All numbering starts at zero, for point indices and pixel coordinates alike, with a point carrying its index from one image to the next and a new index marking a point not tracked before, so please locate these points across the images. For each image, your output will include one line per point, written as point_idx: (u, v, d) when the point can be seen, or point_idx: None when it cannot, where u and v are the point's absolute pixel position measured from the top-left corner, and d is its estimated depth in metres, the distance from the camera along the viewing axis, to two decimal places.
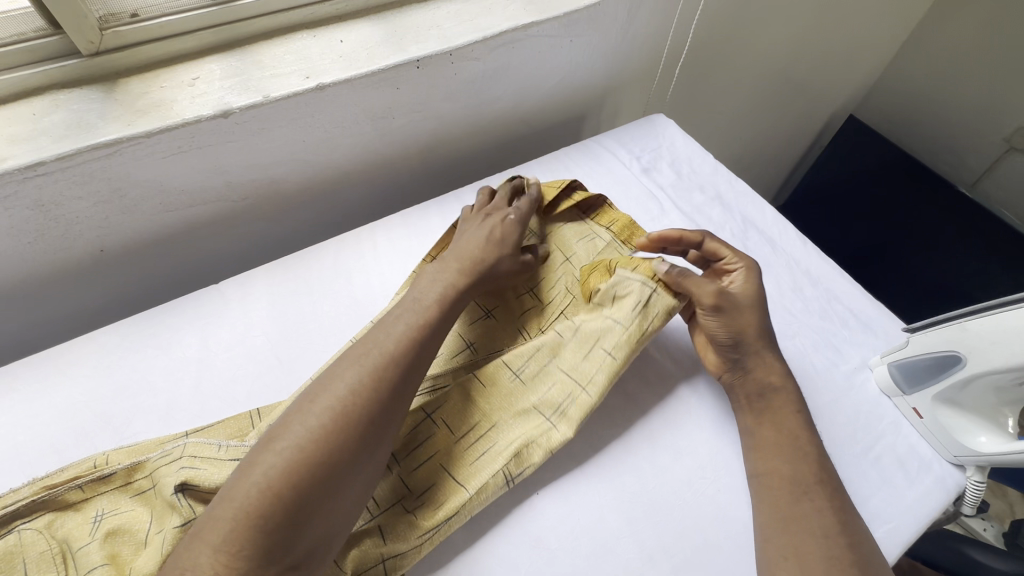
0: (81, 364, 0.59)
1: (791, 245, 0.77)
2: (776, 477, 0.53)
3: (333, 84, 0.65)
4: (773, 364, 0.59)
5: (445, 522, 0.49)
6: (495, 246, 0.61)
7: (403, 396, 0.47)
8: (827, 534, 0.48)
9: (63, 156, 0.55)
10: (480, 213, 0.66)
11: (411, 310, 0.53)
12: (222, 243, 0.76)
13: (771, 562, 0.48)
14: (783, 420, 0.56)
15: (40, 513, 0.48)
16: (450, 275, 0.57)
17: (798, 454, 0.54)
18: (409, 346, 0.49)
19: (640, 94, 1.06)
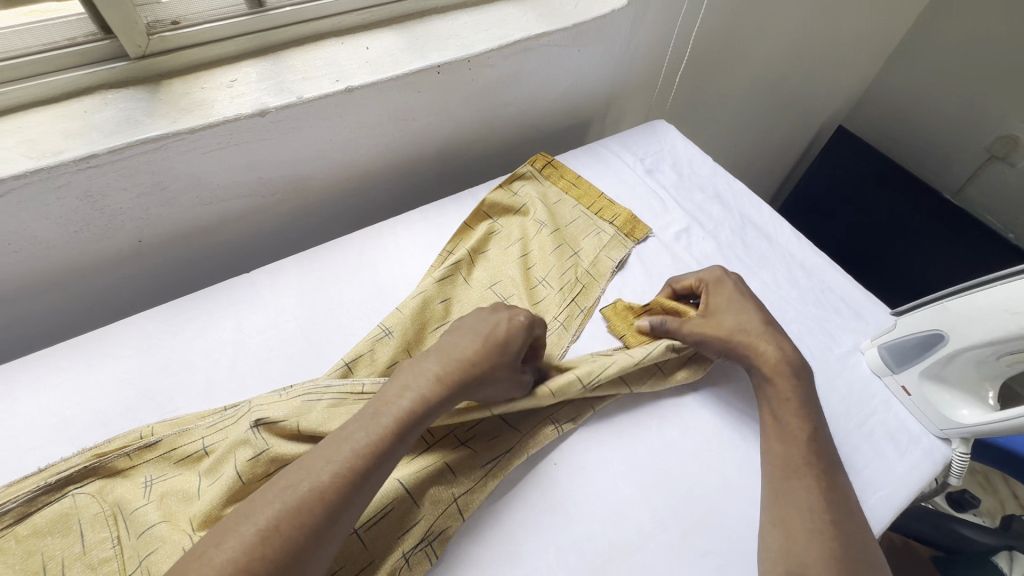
0: (123, 346, 0.63)
1: (786, 240, 0.82)
2: (769, 460, 0.56)
3: (361, 86, 0.70)
4: (782, 352, 0.61)
5: (505, 456, 0.57)
6: (495, 353, 0.54)
7: (324, 546, 0.41)
8: (811, 512, 0.51)
9: (113, 149, 0.59)
10: (486, 308, 0.59)
11: (362, 427, 0.46)
12: (249, 236, 0.80)
13: (760, 529, 0.52)
14: (787, 410, 0.58)
15: (91, 479, 0.51)
16: (423, 381, 0.50)
17: (795, 441, 0.56)
18: (345, 482, 0.43)
19: (642, 101, 1.12)
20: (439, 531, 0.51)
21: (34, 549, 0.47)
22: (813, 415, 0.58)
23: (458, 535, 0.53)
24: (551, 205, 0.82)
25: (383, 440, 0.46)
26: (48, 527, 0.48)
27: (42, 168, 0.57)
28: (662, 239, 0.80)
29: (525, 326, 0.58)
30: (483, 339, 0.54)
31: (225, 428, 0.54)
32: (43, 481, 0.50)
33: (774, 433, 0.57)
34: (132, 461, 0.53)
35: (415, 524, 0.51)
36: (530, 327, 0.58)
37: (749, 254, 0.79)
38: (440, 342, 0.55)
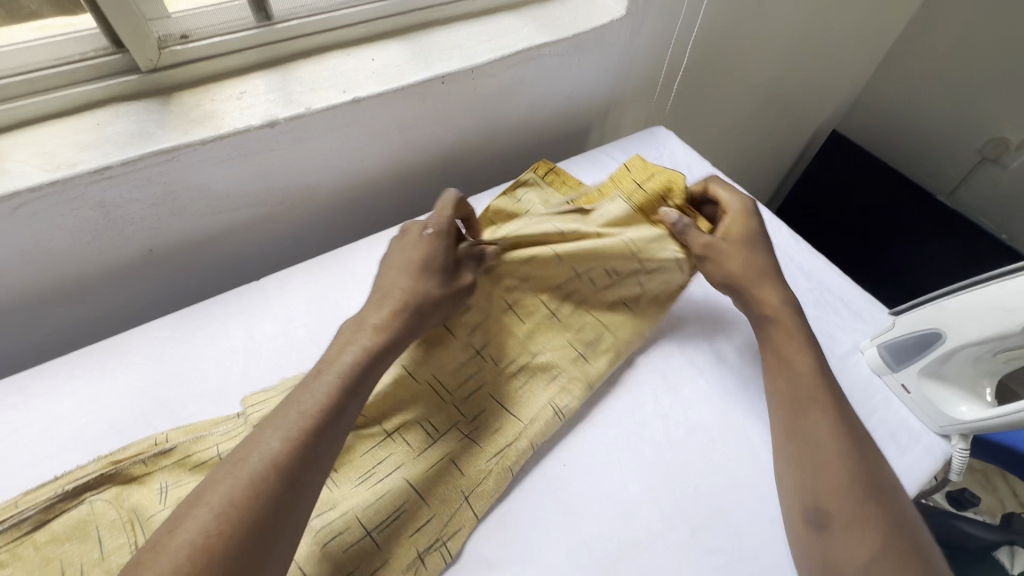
0: (135, 354, 0.63)
1: (785, 243, 0.83)
2: (777, 399, 0.59)
3: (368, 97, 0.72)
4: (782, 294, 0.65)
5: (510, 444, 0.58)
6: (419, 275, 0.58)
7: (291, 510, 0.41)
8: (829, 441, 0.54)
9: (127, 161, 0.61)
10: (399, 239, 0.63)
11: (307, 391, 0.47)
12: (257, 245, 0.81)
13: (785, 468, 0.55)
14: (790, 345, 0.62)
15: (107, 486, 0.52)
16: (364, 329, 0.53)
17: (805, 372, 0.59)
18: (299, 442, 0.43)
19: (640, 109, 1.14)
20: (451, 534, 0.53)
21: (53, 555, 0.47)
22: (824, 375, 0.59)
23: (471, 536, 0.54)
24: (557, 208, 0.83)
25: (330, 398, 0.47)
26: (66, 533, 0.48)
27: (57, 180, 0.58)
28: None
29: (436, 234, 0.61)
30: (408, 265, 0.59)
31: (239, 434, 0.55)
32: (61, 488, 0.50)
33: (783, 397, 0.59)
34: (148, 467, 0.54)
35: (425, 523, 0.52)
36: (440, 233, 0.61)
37: None
38: (379, 276, 0.60)
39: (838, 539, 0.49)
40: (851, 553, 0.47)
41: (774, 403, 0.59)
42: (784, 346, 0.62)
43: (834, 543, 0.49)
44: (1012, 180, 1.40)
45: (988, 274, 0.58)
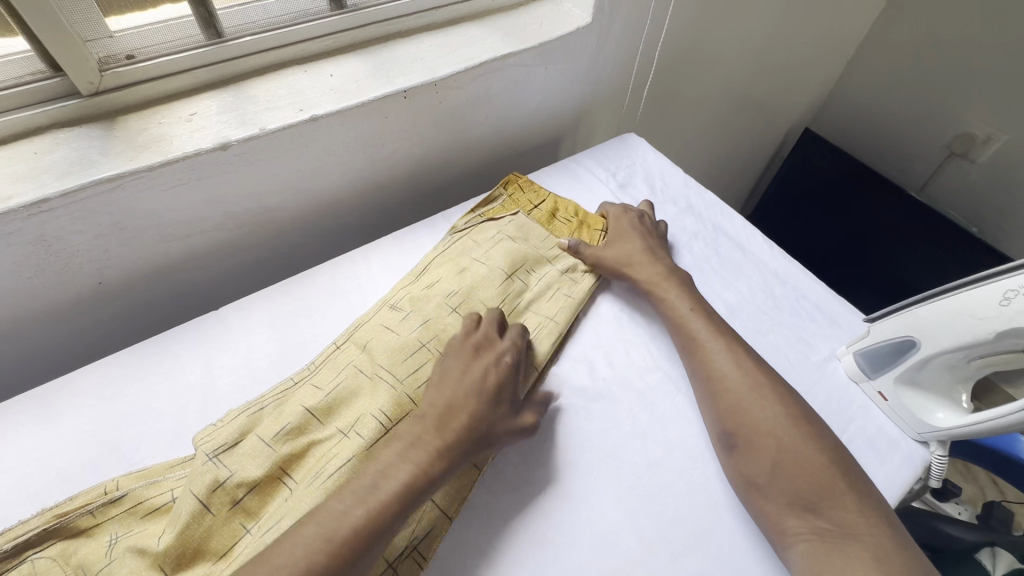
0: (84, 396, 0.60)
1: (759, 249, 0.82)
2: (698, 378, 0.63)
3: (327, 115, 0.69)
4: (687, 293, 0.70)
5: None
6: (488, 402, 0.57)
7: None
8: (759, 417, 0.57)
9: (67, 192, 0.57)
10: (468, 355, 0.60)
11: (356, 501, 0.48)
12: (217, 270, 0.77)
13: (719, 446, 0.59)
14: (705, 335, 0.65)
15: (52, 541, 0.48)
16: (417, 447, 0.52)
17: (726, 358, 0.63)
18: (346, 549, 0.45)
19: (612, 115, 1.12)
20: (425, 534, 0.52)
21: None
22: (729, 340, 0.65)
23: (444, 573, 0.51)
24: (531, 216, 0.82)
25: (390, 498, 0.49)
26: None
27: None
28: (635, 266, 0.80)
29: (511, 368, 0.60)
30: (467, 390, 0.56)
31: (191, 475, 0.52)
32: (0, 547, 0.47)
33: (697, 370, 0.63)
34: (96, 519, 0.50)
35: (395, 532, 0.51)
36: (515, 369, 0.60)
37: (723, 267, 0.80)
38: (430, 387, 0.58)
39: (765, 485, 0.54)
40: (782, 493, 0.53)
41: (712, 403, 0.60)
42: (692, 322, 0.67)
43: (766, 488, 0.54)
44: (979, 176, 1.42)
45: (956, 282, 0.57)
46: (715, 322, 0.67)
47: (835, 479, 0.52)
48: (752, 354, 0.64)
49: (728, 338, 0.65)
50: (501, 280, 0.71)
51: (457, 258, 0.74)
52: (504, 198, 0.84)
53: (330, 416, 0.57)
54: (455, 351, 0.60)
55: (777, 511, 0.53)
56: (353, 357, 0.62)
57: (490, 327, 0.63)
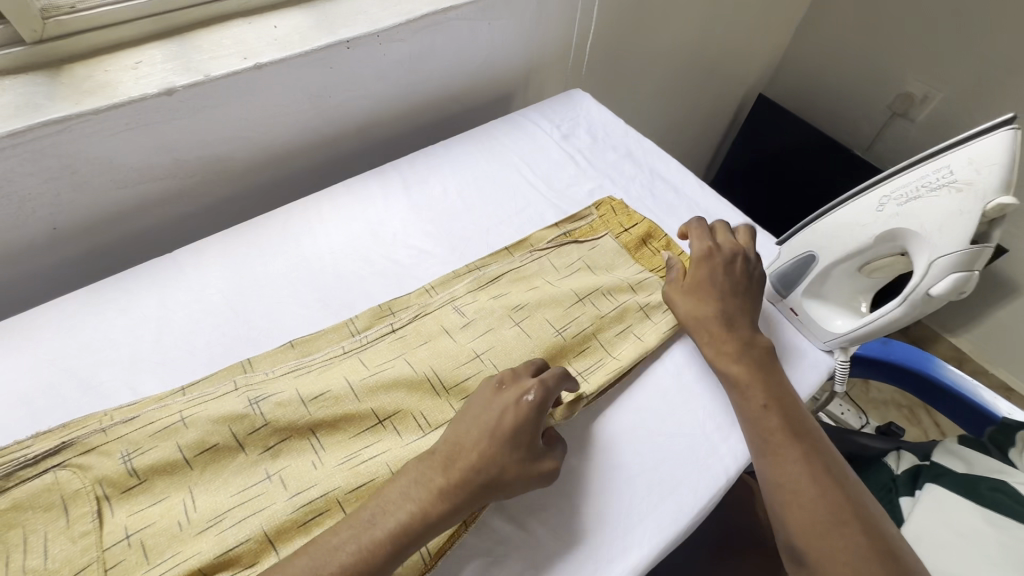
0: (41, 329, 0.63)
1: (691, 190, 0.88)
2: (765, 486, 0.58)
3: (270, 63, 0.72)
4: (763, 392, 0.61)
5: None
6: (502, 442, 0.53)
7: None
8: (838, 551, 0.53)
9: (14, 132, 0.60)
10: (494, 390, 0.56)
11: (354, 536, 0.47)
12: (172, 218, 0.80)
13: (789, 560, 0.56)
14: (779, 442, 0.58)
15: (70, 455, 0.52)
16: (422, 485, 0.50)
17: (800, 474, 0.56)
18: None
19: (561, 74, 1.16)
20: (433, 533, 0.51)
21: (17, 523, 0.48)
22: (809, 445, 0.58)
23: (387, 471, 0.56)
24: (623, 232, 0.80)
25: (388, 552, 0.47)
26: (29, 501, 0.49)
27: None
28: None
29: (536, 406, 0.55)
30: (482, 429, 0.54)
31: (206, 402, 0.56)
32: (24, 458, 0.51)
33: (768, 476, 0.58)
34: (108, 436, 0.54)
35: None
36: (539, 407, 0.55)
37: (658, 207, 0.85)
38: (455, 417, 0.56)
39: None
40: None
41: (780, 518, 0.56)
42: (770, 424, 0.59)
43: None
44: (919, 134, 1.49)
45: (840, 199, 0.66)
46: (796, 416, 0.60)
47: None
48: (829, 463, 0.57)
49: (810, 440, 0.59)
50: (570, 304, 0.70)
51: (527, 271, 0.73)
52: (593, 217, 0.81)
53: (370, 396, 0.59)
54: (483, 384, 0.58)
55: None
56: (402, 348, 0.64)
57: (525, 366, 0.59)
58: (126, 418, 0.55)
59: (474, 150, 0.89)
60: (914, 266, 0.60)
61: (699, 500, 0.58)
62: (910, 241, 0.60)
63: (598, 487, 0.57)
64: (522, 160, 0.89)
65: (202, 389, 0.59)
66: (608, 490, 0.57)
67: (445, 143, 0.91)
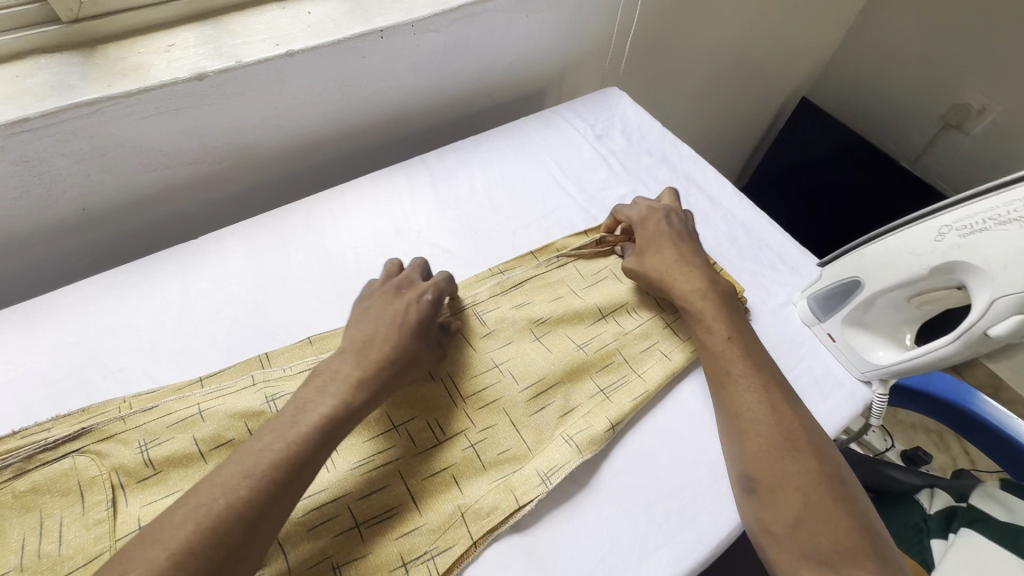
0: (67, 310, 0.63)
1: (729, 201, 0.84)
2: (724, 416, 0.58)
3: (302, 51, 0.70)
4: (724, 326, 0.63)
5: (514, 472, 0.56)
6: (410, 333, 0.57)
7: (265, 525, 0.44)
8: (791, 472, 0.52)
9: (46, 113, 0.59)
10: (392, 294, 0.60)
11: (277, 436, 0.47)
12: (199, 203, 0.80)
13: (740, 489, 0.55)
14: (738, 371, 0.59)
15: (88, 440, 0.52)
16: (338, 381, 0.51)
17: (758, 402, 0.57)
18: (264, 488, 0.44)
19: (597, 70, 1.12)
20: (444, 549, 0.51)
21: (33, 506, 0.49)
22: (766, 379, 0.59)
23: (401, 478, 0.55)
24: None
25: (312, 440, 0.47)
26: (48, 484, 0.50)
27: None
28: (762, 306, 0.71)
29: (433, 302, 0.60)
30: (388, 324, 0.56)
31: (224, 395, 0.56)
32: (46, 440, 0.52)
33: (725, 407, 0.59)
34: (127, 425, 0.54)
35: (417, 529, 0.52)
36: (437, 303, 0.61)
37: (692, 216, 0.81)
38: (354, 324, 0.57)
39: (782, 536, 0.50)
40: (801, 548, 0.49)
41: (736, 443, 0.56)
42: (729, 360, 0.60)
43: (783, 539, 0.50)
44: (973, 147, 1.41)
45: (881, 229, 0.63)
46: (755, 352, 0.61)
47: (861, 548, 0.48)
48: (785, 394, 0.58)
49: (771, 373, 0.60)
50: (593, 320, 0.68)
51: (552, 277, 0.72)
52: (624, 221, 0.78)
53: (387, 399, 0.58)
54: (378, 292, 0.60)
55: (794, 565, 0.49)
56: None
57: (416, 274, 0.63)
58: (144, 407, 0.56)
59: (505, 147, 0.87)
60: (972, 302, 0.55)
61: (719, 531, 0.55)
62: (969, 276, 0.55)
63: (618, 511, 0.55)
64: (553, 160, 0.86)
65: (219, 381, 0.58)
66: (626, 515, 0.55)
67: (475, 139, 0.88)
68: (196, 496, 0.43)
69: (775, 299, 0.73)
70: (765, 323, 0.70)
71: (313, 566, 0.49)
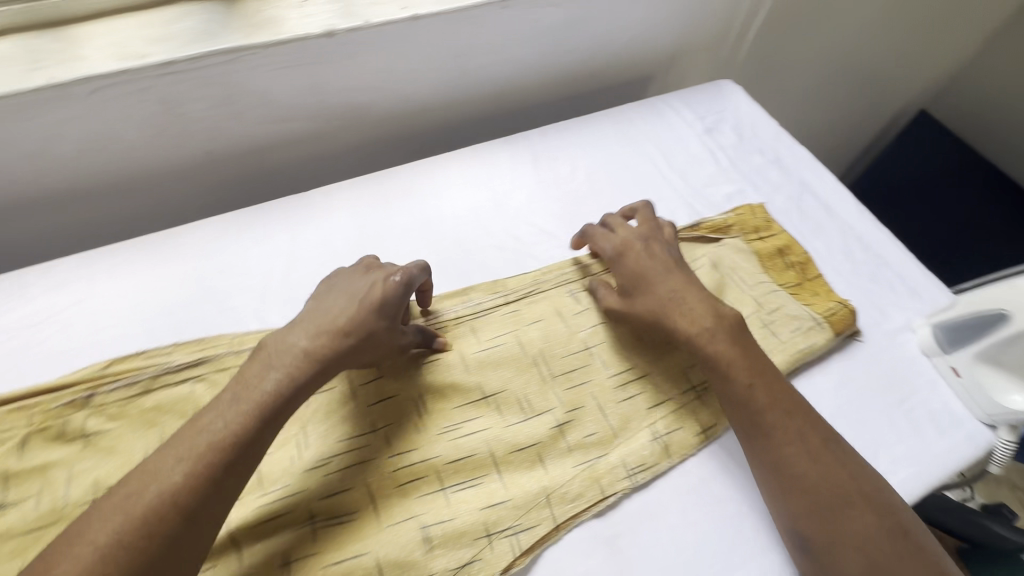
0: (188, 246, 0.67)
1: (847, 211, 0.78)
2: (761, 470, 0.53)
3: (426, 16, 0.70)
4: (750, 363, 0.55)
5: (599, 458, 0.55)
6: (370, 310, 0.53)
7: (202, 518, 0.42)
8: (848, 532, 0.48)
9: (191, 57, 0.63)
10: (361, 272, 0.56)
11: (219, 417, 0.45)
12: (307, 158, 0.82)
13: (793, 549, 0.50)
14: (771, 419, 0.53)
15: (206, 369, 0.57)
16: (285, 356, 0.49)
17: (801, 455, 0.51)
18: (198, 477, 0.42)
19: (708, 60, 1.07)
20: (527, 526, 0.51)
21: (156, 423, 0.54)
22: (801, 426, 0.53)
23: (488, 450, 0.55)
24: (767, 243, 0.73)
25: (246, 425, 0.45)
26: (169, 406, 0.55)
27: (128, 69, 0.61)
28: (876, 328, 0.67)
29: (401, 285, 0.54)
30: (348, 301, 0.53)
31: None
32: (175, 362, 0.57)
33: (761, 460, 0.53)
34: (240, 359, 0.58)
35: (502, 502, 0.52)
36: (407, 285, 0.55)
37: (805, 223, 0.76)
38: (315, 301, 0.54)
39: None
40: None
41: (781, 500, 0.51)
42: (757, 401, 0.53)
43: None
44: None
45: None
46: (782, 391, 0.54)
47: None
48: (825, 441, 0.52)
49: (806, 417, 0.54)
50: None
51: None
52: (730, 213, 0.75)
53: (478, 369, 0.59)
54: (349, 270, 0.57)
55: None
56: (513, 324, 0.63)
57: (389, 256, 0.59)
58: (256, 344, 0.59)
59: (610, 132, 0.84)
60: None
61: None
62: None
63: (705, 521, 0.54)
64: (658, 150, 0.83)
65: None
66: (714, 523, 0.54)
67: (579, 121, 0.86)
68: (135, 484, 0.41)
69: (893, 323, 0.67)
70: (878, 347, 0.65)
71: (399, 519, 0.50)
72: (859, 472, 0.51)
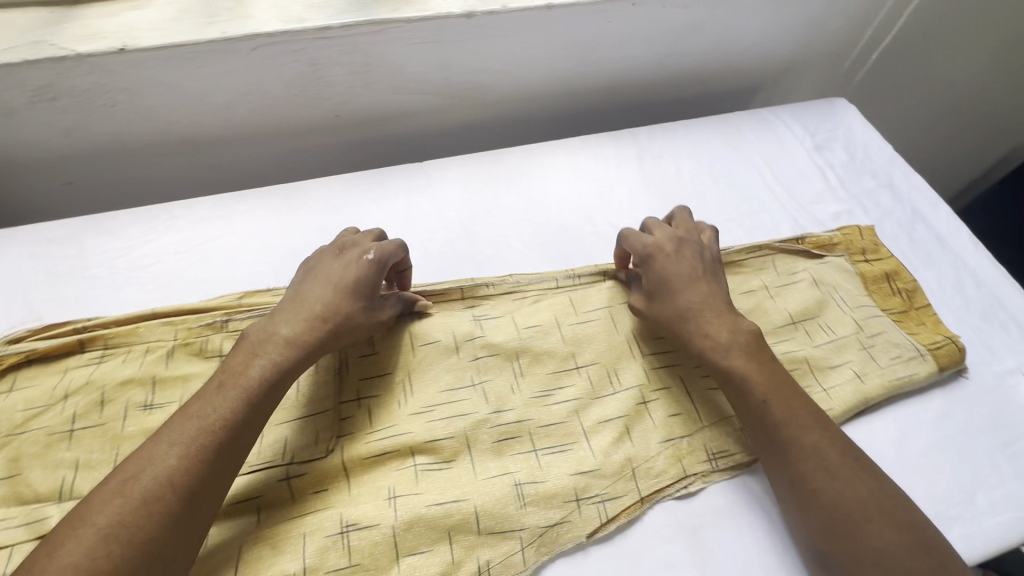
0: (315, 199, 0.72)
1: (962, 245, 0.75)
2: (780, 486, 0.51)
3: (561, 6, 0.73)
4: (759, 388, 0.53)
5: (684, 438, 0.57)
6: (345, 294, 0.54)
7: (202, 500, 0.43)
8: (871, 546, 0.46)
9: (345, 25, 0.68)
10: (337, 254, 0.57)
11: (211, 402, 0.46)
12: (421, 131, 0.87)
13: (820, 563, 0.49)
14: (783, 446, 0.51)
15: None
16: (267, 341, 0.50)
17: (819, 470, 0.49)
18: (195, 459, 0.43)
19: (820, 76, 1.05)
20: (614, 497, 0.53)
21: None
22: (819, 438, 0.51)
23: (581, 424, 0.57)
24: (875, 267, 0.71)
25: (235, 407, 0.46)
26: None
27: (289, 31, 0.66)
28: (983, 367, 0.65)
29: (375, 263, 0.56)
30: (325, 285, 0.54)
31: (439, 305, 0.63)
32: None
33: (780, 474, 0.51)
34: None
35: (592, 475, 0.54)
36: (381, 262, 0.56)
37: (915, 251, 0.75)
38: (296, 288, 0.55)
39: None
40: None
41: (803, 514, 0.49)
42: (773, 417, 0.52)
43: None
44: None
45: None
46: (798, 404, 0.53)
47: None
48: (845, 458, 0.50)
49: (825, 430, 0.52)
50: (783, 324, 0.64)
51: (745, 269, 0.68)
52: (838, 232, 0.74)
53: (575, 344, 0.61)
54: (325, 252, 0.58)
55: None
56: (609, 305, 0.64)
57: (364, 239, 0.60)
58: None
59: (717, 138, 0.84)
60: None
61: None
62: None
63: None
64: (765, 161, 0.83)
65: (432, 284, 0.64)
66: None
67: (687, 124, 0.86)
68: (138, 467, 0.42)
69: (1002, 364, 0.65)
70: (985, 387, 0.63)
71: (496, 473, 0.53)
72: (880, 486, 0.49)
